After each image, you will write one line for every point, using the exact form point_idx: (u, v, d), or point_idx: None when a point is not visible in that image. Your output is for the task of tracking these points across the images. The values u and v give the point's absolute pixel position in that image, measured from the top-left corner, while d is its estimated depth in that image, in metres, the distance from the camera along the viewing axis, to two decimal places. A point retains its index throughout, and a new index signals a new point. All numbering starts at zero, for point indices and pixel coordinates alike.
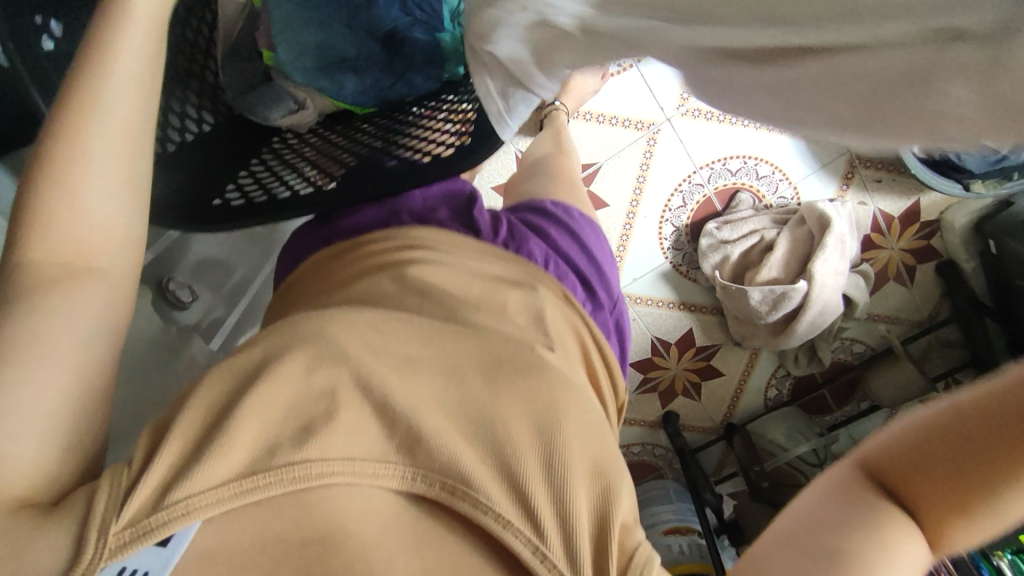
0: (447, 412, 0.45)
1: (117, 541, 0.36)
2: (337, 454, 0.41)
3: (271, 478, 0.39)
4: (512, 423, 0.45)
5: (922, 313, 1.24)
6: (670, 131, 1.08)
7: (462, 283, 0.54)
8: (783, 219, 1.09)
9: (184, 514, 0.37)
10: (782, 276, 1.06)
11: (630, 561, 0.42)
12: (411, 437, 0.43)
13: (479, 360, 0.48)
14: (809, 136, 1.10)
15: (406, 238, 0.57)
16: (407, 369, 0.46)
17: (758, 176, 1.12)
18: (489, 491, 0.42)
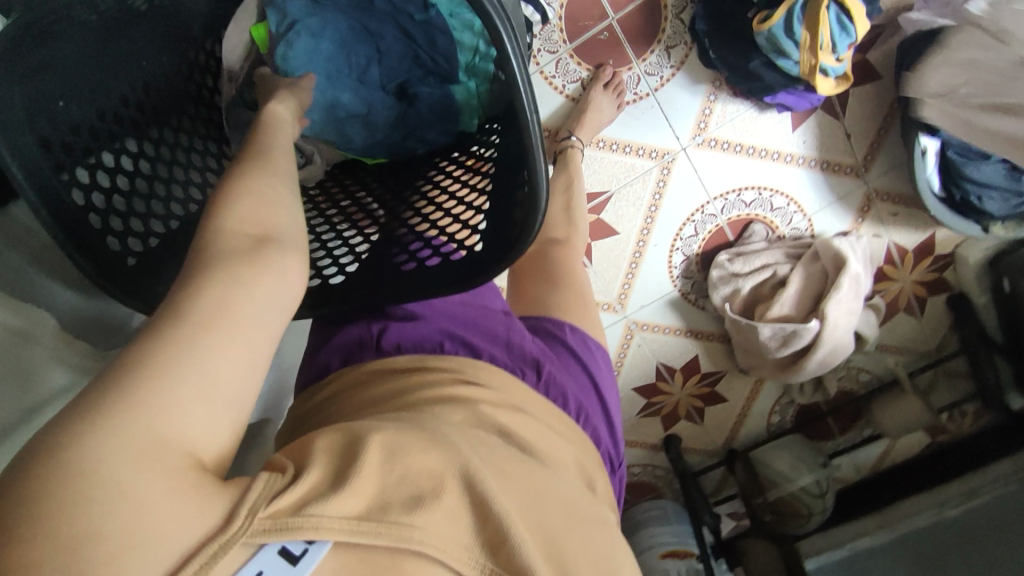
0: (521, 511, 0.40)
1: (258, 526, 0.31)
2: (433, 538, 0.36)
3: (383, 532, 0.34)
4: (569, 541, 0.42)
5: (930, 344, 1.23)
6: (684, 160, 1.04)
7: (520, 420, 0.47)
8: (797, 253, 1.07)
9: (312, 531, 0.32)
10: (793, 312, 1.04)
11: None
12: (498, 535, 0.38)
13: (557, 502, 0.43)
14: (825, 168, 1.06)
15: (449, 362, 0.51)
16: (501, 474, 0.41)
17: (772, 207, 1.09)
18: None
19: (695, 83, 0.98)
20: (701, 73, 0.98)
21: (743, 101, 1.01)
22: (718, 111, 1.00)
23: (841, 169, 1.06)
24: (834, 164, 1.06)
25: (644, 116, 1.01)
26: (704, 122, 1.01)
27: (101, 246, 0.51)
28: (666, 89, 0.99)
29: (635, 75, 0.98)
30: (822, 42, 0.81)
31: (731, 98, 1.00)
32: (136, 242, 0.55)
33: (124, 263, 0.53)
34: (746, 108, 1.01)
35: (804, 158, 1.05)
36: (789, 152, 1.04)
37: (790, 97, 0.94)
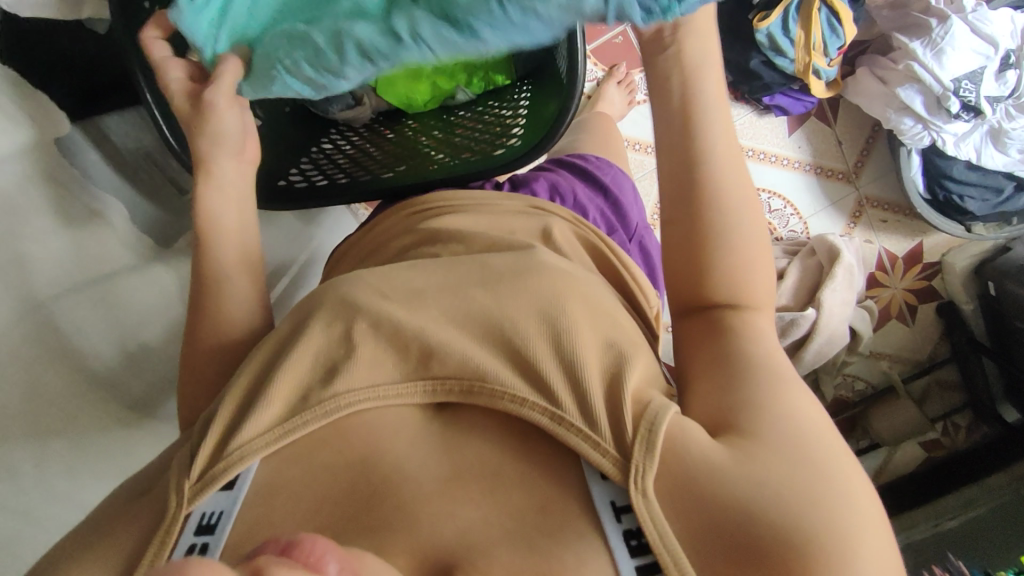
0: (443, 315, 0.47)
1: (191, 489, 0.42)
2: (360, 383, 0.45)
3: (307, 416, 0.44)
4: (513, 309, 0.46)
5: (923, 353, 1.28)
6: None
7: (472, 221, 0.60)
8: (794, 250, 1.14)
9: (237, 462, 0.43)
10: (792, 303, 1.10)
11: (644, 410, 0.41)
12: (425, 350, 0.45)
13: (481, 278, 0.50)
14: (816, 172, 1.15)
15: (427, 198, 0.65)
16: (412, 301, 0.48)
17: (770, 210, 1.16)
18: (506, 380, 0.44)
19: None
20: None
21: (744, 105, 1.10)
22: None
23: (834, 175, 1.15)
24: (827, 169, 1.15)
25: None
26: None
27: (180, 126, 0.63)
28: None
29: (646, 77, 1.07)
30: (816, 44, 0.92)
31: (732, 102, 1.10)
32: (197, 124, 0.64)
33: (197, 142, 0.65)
34: (745, 113, 1.11)
35: (800, 163, 1.14)
36: (786, 156, 1.14)
37: (786, 99, 1.03)
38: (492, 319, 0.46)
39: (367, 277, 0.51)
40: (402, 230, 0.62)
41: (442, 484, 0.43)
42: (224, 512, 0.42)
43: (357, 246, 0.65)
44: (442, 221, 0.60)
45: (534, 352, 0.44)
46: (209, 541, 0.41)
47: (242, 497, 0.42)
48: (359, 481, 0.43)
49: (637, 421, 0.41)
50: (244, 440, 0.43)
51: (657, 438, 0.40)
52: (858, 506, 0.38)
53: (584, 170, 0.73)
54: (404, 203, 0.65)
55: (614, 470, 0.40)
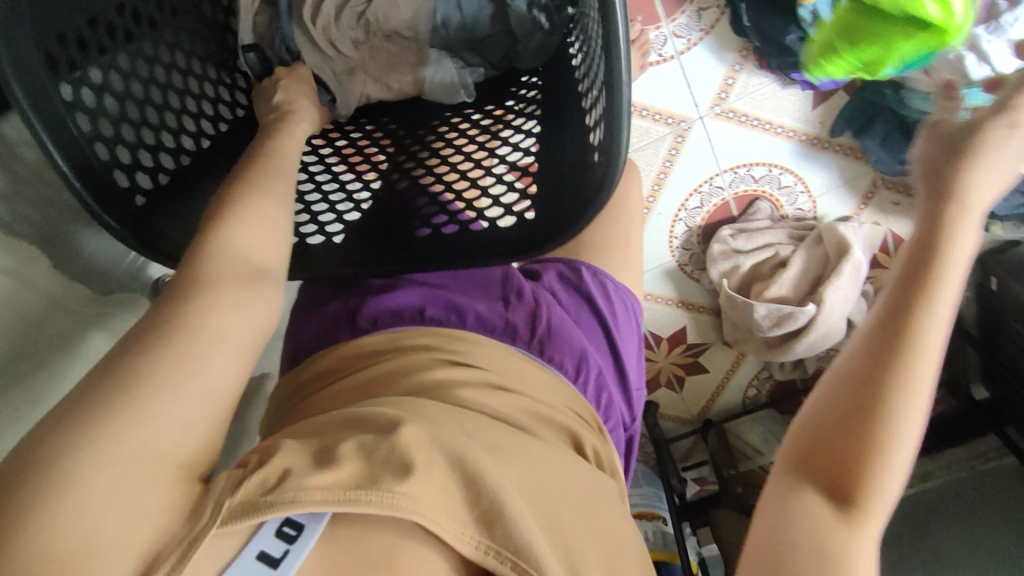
0: (519, 485, 0.41)
1: (226, 513, 0.35)
2: (422, 509, 0.37)
3: (368, 498, 0.36)
4: (572, 525, 0.41)
5: None
6: (700, 130, 1.01)
7: (517, 405, 0.48)
8: (800, 236, 1.07)
9: (290, 503, 0.35)
10: (791, 294, 1.04)
11: None
12: (493, 511, 0.39)
13: (559, 476, 0.43)
14: (819, 146, 1.04)
15: (455, 332, 0.52)
16: (494, 451, 0.42)
17: (780, 185, 1.08)
18: (554, 569, 0.38)
19: (721, 52, 0.95)
20: (729, 42, 0.95)
21: (769, 74, 0.97)
22: (740, 82, 0.97)
23: (850, 153, 1.05)
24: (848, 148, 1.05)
25: (667, 79, 0.97)
26: (724, 92, 0.98)
27: (109, 181, 0.46)
28: (692, 53, 0.96)
29: (662, 35, 0.94)
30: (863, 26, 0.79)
31: (755, 70, 0.97)
32: (146, 179, 0.50)
33: (133, 202, 0.47)
34: (770, 82, 0.98)
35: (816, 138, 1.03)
36: (803, 132, 1.03)
37: (817, 76, 0.93)
38: (549, 511, 0.41)
39: (441, 407, 0.44)
40: (401, 362, 0.49)
41: None
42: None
43: (349, 374, 0.50)
44: (455, 385, 0.47)
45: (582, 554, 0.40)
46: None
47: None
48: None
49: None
50: (307, 486, 0.36)
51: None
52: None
53: (609, 327, 0.63)
54: (407, 332, 0.52)
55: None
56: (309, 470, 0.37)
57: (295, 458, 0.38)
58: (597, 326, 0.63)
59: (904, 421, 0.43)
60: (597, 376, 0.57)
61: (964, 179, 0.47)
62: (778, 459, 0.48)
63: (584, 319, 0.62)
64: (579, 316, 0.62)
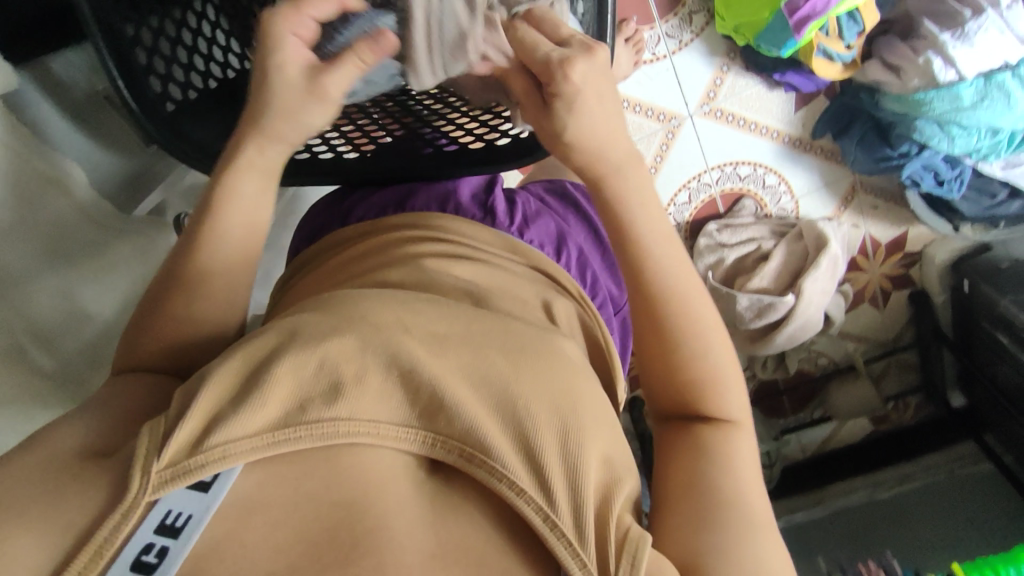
0: (462, 371, 0.38)
1: (156, 478, 0.32)
2: (361, 416, 0.36)
3: (296, 432, 0.34)
4: (530, 393, 0.38)
5: (889, 335, 1.32)
6: (690, 128, 1.08)
7: (486, 274, 0.47)
8: (782, 231, 1.12)
9: (219, 460, 0.33)
10: (771, 286, 1.09)
11: (626, 536, 0.36)
12: (433, 402, 0.37)
13: (502, 342, 0.40)
14: (801, 147, 1.11)
15: (432, 220, 0.52)
16: (433, 344, 0.39)
17: (764, 185, 1.13)
18: (508, 460, 0.36)
19: (710, 54, 1.02)
20: (717, 46, 1.02)
21: (754, 77, 1.05)
22: (727, 83, 1.05)
23: (832, 157, 1.12)
24: (826, 150, 1.12)
25: (660, 77, 1.03)
26: (713, 92, 1.05)
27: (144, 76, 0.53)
28: (683, 54, 1.02)
29: (655, 35, 1.00)
30: (826, 27, 0.88)
31: (742, 72, 1.04)
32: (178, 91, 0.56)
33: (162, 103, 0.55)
34: (755, 85, 1.05)
35: (796, 139, 1.10)
36: (785, 133, 1.10)
37: (797, 78, 0.99)
38: (500, 388, 0.38)
39: (375, 299, 0.42)
40: (373, 253, 0.49)
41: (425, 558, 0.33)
42: (189, 516, 0.32)
43: (329, 265, 0.50)
44: (430, 260, 0.47)
45: (533, 425, 0.37)
46: (170, 546, 0.31)
47: (216, 505, 0.32)
48: (339, 529, 0.33)
49: (620, 546, 0.35)
50: (232, 436, 0.33)
51: (643, 563, 0.35)
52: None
53: (592, 220, 0.63)
54: (381, 225, 0.52)
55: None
56: (231, 409, 0.34)
57: (211, 403, 0.35)
58: (582, 220, 0.62)
59: (706, 332, 0.50)
60: (577, 250, 0.57)
61: (588, 144, 0.47)
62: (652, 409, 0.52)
63: (568, 215, 0.62)
64: (563, 211, 0.62)
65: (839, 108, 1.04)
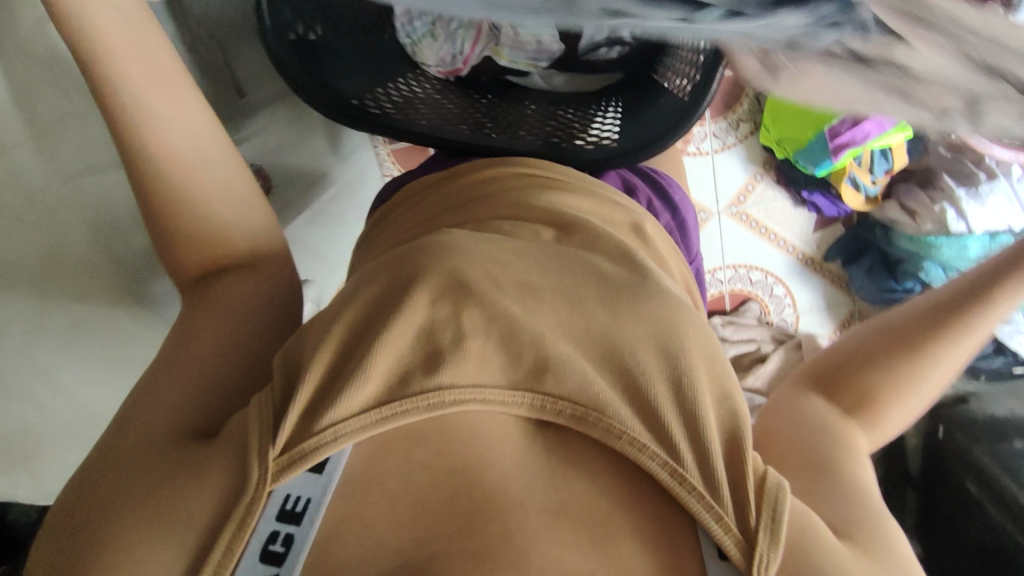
0: (559, 326, 0.37)
1: (273, 466, 0.32)
2: (466, 386, 0.34)
3: (406, 406, 0.33)
4: (632, 335, 0.36)
5: None
6: (715, 224, 1.14)
7: (581, 202, 0.49)
8: (781, 339, 1.17)
9: (328, 443, 0.32)
10: (763, 388, 1.12)
11: (764, 484, 0.33)
12: (540, 358, 0.35)
13: (599, 283, 0.39)
14: (812, 267, 1.18)
15: (527, 160, 0.53)
16: (528, 299, 0.38)
17: (771, 293, 1.19)
18: (626, 416, 0.34)
19: (748, 161, 1.10)
20: (756, 155, 1.10)
21: (783, 190, 1.12)
22: (758, 190, 1.12)
23: (837, 281, 1.19)
24: (830, 271, 1.18)
25: (699, 172, 1.10)
26: (743, 197, 1.13)
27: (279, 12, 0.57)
28: (725, 154, 1.10)
29: (704, 131, 1.07)
30: (860, 158, 0.97)
31: (773, 184, 1.12)
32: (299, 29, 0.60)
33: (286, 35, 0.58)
34: (783, 200, 1.13)
35: (802, 254, 1.17)
36: (798, 248, 1.17)
37: (823, 200, 1.08)
38: (606, 344, 0.36)
39: (479, 252, 0.39)
40: (476, 194, 0.50)
41: (550, 518, 0.33)
42: (311, 500, 0.32)
43: (420, 204, 0.53)
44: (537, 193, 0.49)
45: (644, 375, 0.35)
46: (296, 532, 0.31)
47: (335, 487, 0.32)
48: (459, 494, 0.33)
49: (759, 498, 0.33)
50: (341, 417, 0.32)
51: (784, 528, 0.32)
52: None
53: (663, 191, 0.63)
54: (461, 167, 0.53)
55: (736, 553, 0.32)
56: (330, 392, 0.33)
57: (318, 370, 0.34)
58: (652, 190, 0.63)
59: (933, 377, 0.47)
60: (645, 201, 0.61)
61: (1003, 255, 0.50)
62: (816, 355, 0.53)
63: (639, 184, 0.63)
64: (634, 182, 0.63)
65: (852, 239, 1.13)
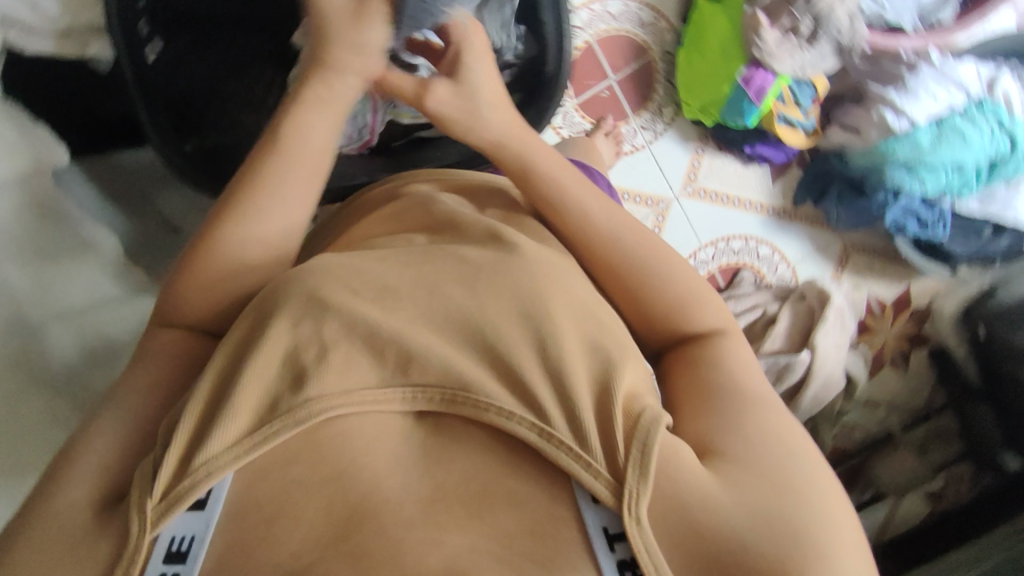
0: (419, 321, 0.40)
1: (154, 514, 0.34)
2: (335, 391, 0.36)
3: (276, 427, 0.35)
4: (495, 312, 0.40)
5: (919, 399, 1.23)
6: (678, 210, 1.13)
7: (462, 205, 0.54)
8: (783, 295, 1.13)
9: (206, 478, 0.34)
10: (786, 347, 1.07)
11: (635, 424, 0.37)
12: (402, 354, 0.38)
13: (462, 277, 0.42)
14: (786, 216, 1.17)
15: (405, 180, 0.58)
16: (389, 301, 0.40)
17: (758, 256, 1.17)
18: (491, 391, 0.37)
19: (685, 140, 1.12)
20: (690, 132, 1.12)
21: (729, 155, 1.13)
22: (705, 164, 1.13)
23: (816, 221, 1.18)
24: (800, 212, 1.18)
25: (642, 166, 1.11)
26: (693, 173, 1.13)
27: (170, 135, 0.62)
28: (660, 144, 1.11)
29: (633, 128, 1.09)
30: (783, 96, 0.99)
31: (716, 153, 1.13)
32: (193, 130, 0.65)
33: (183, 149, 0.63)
34: (731, 162, 1.14)
35: (765, 206, 1.16)
36: (759, 202, 1.16)
37: (768, 149, 1.08)
38: (470, 325, 0.40)
39: (340, 271, 0.41)
40: (362, 219, 0.54)
41: (424, 505, 0.35)
42: (195, 537, 0.34)
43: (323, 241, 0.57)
44: (421, 202, 0.53)
45: (508, 349, 0.39)
46: (182, 570, 0.34)
47: (216, 521, 0.35)
48: (336, 499, 0.35)
49: (627, 437, 0.37)
50: (211, 454, 0.34)
51: (652, 459, 0.36)
52: (844, 562, 0.37)
53: None
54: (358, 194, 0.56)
55: (607, 495, 0.35)
56: (205, 434, 0.35)
57: (194, 418, 0.36)
58: None
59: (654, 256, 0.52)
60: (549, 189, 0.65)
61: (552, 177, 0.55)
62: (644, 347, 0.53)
63: None
64: None
65: (814, 174, 1.12)
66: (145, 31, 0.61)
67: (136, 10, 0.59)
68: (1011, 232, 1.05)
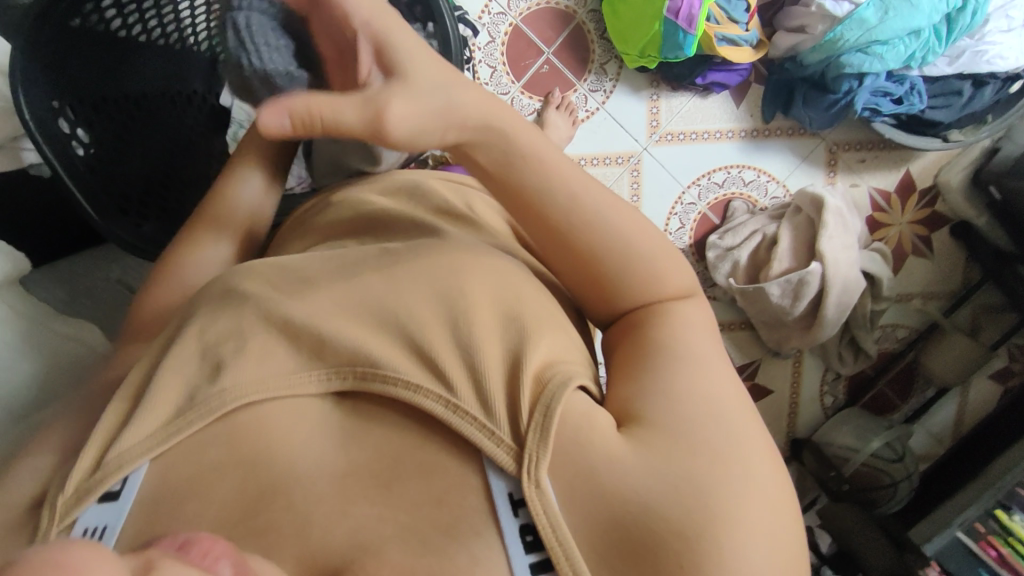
0: (332, 307, 0.41)
1: (65, 503, 0.36)
2: (248, 380, 0.39)
3: (190, 416, 0.38)
4: (412, 297, 0.41)
5: (954, 281, 1.19)
6: (649, 159, 1.12)
7: (387, 204, 0.56)
8: (779, 214, 1.11)
9: (119, 468, 0.37)
10: (794, 265, 1.04)
11: (543, 386, 0.37)
12: (314, 340, 0.40)
13: (378, 257, 0.45)
14: (760, 135, 1.14)
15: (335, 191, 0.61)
16: (302, 289, 0.43)
17: (745, 182, 1.15)
18: (398, 365, 0.38)
19: (636, 90, 1.10)
20: (638, 80, 1.10)
21: (685, 93, 1.11)
22: (664, 108, 1.11)
23: (794, 132, 1.15)
24: (774, 127, 1.14)
25: (600, 127, 1.10)
26: (655, 121, 1.11)
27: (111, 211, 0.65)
28: (613, 102, 1.10)
29: (581, 95, 1.09)
30: (714, 17, 0.97)
31: (671, 94, 1.11)
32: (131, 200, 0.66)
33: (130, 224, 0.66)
34: (689, 99, 1.11)
35: (734, 130, 1.13)
36: (729, 128, 1.13)
37: (720, 74, 1.06)
38: (381, 307, 0.41)
39: (264, 269, 0.45)
40: (299, 231, 0.57)
41: (337, 479, 0.37)
42: (105, 527, 0.36)
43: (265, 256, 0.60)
44: (349, 208, 0.55)
45: (417, 323, 0.39)
46: None
47: (128, 508, 0.36)
48: (248, 482, 0.37)
49: (533, 398, 0.36)
50: (123, 447, 0.37)
51: (552, 424, 0.35)
52: (757, 463, 0.36)
53: None
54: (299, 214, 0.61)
55: (508, 463, 0.35)
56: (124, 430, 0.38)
57: (114, 420, 0.39)
58: None
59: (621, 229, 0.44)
60: None
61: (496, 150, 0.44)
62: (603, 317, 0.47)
63: None
64: None
65: (775, 86, 1.10)
66: (67, 127, 0.61)
67: (54, 111, 0.60)
68: (992, 81, 1.03)
